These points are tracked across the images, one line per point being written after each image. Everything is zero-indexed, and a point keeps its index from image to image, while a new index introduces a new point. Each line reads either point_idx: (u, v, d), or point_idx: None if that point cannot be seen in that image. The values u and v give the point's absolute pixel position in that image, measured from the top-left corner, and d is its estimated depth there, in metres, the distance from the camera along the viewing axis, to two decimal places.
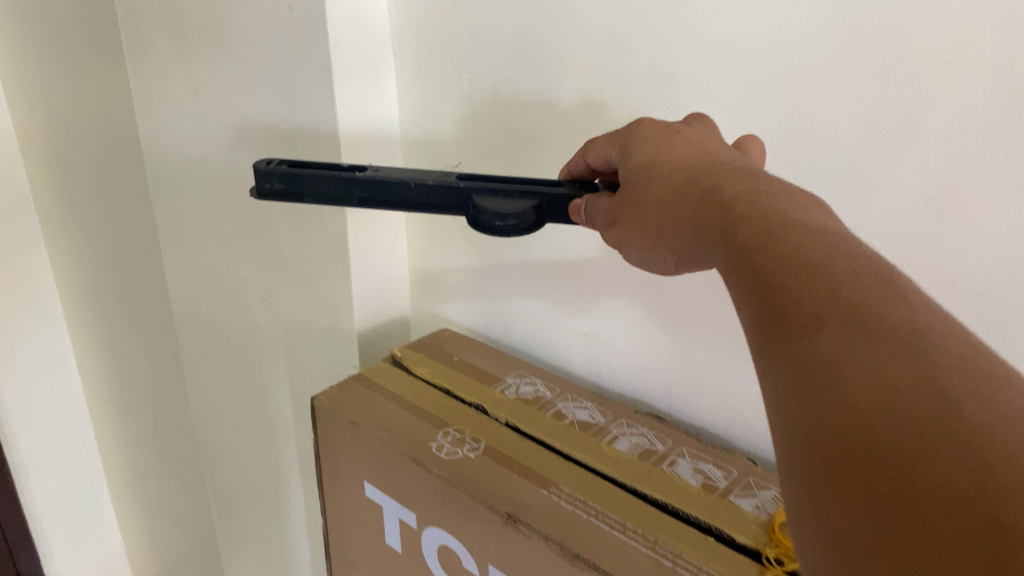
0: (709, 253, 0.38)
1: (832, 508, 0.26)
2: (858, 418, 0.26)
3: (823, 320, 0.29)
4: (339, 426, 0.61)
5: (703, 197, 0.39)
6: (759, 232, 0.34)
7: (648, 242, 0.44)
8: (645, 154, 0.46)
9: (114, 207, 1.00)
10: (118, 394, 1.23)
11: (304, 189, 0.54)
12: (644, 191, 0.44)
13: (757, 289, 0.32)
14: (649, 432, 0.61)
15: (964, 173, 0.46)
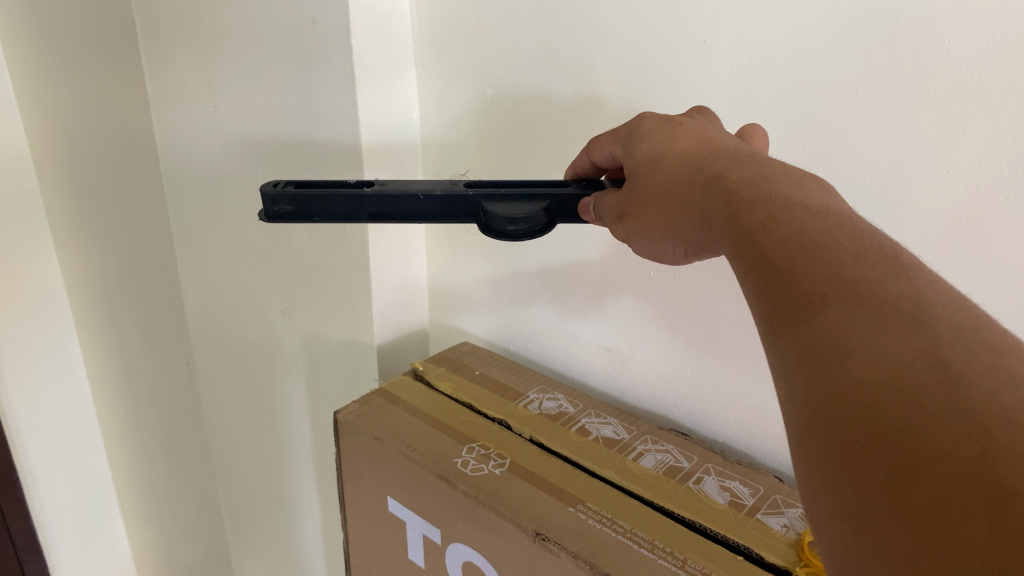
0: (716, 239, 0.38)
1: (842, 482, 0.26)
2: (863, 391, 0.27)
3: (828, 299, 0.29)
4: (363, 441, 0.61)
5: (707, 186, 0.39)
6: (763, 215, 0.34)
7: (658, 233, 0.43)
8: (651, 146, 0.46)
9: (132, 217, 1.00)
10: (135, 404, 1.24)
11: (315, 210, 0.52)
12: (651, 185, 0.43)
13: (765, 274, 0.32)
14: (674, 449, 0.60)
15: (997, 194, 0.46)
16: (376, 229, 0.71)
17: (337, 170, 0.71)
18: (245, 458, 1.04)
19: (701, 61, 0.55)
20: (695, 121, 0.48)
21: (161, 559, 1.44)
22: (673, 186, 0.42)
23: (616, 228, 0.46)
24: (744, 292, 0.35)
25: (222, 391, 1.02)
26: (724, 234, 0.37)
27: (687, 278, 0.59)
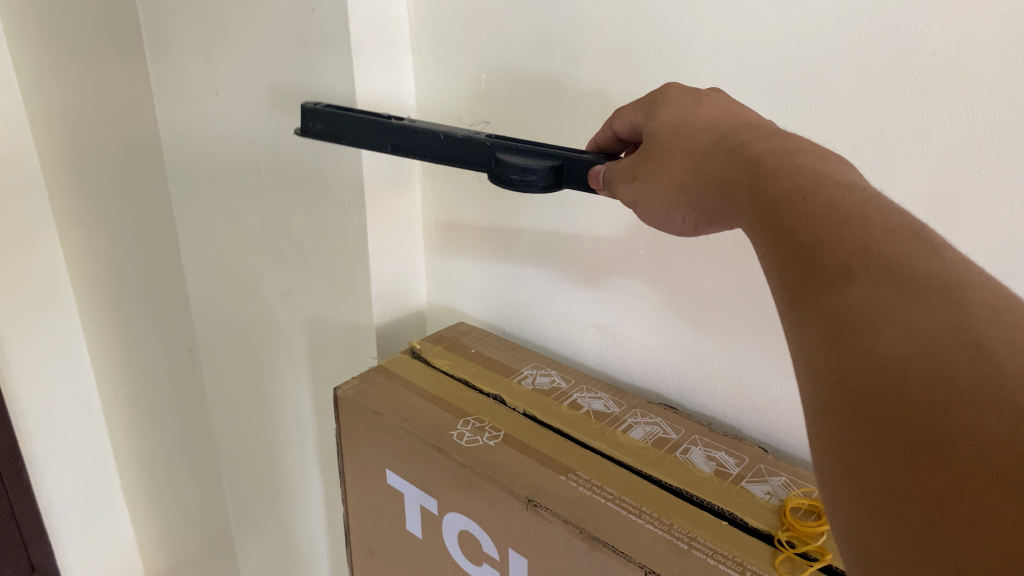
0: (737, 211, 0.39)
1: (860, 457, 0.27)
2: (890, 365, 0.27)
3: (854, 272, 0.30)
4: (361, 416, 0.63)
5: (732, 153, 0.41)
6: (790, 187, 0.35)
7: (669, 197, 0.45)
8: (672, 114, 0.47)
9: (138, 205, 1.02)
10: (140, 390, 1.27)
11: (342, 132, 0.61)
12: (670, 146, 0.45)
13: (786, 244, 0.34)
14: (663, 422, 0.62)
15: (968, 170, 0.48)
16: (374, 212, 0.73)
17: (335, 154, 0.73)
18: (249, 443, 1.06)
19: (688, 45, 0.56)
20: (719, 96, 0.49)
21: (166, 544, 1.46)
22: (697, 152, 0.43)
23: (625, 186, 0.48)
24: (761, 268, 0.36)
25: (225, 377, 1.04)
26: (748, 212, 0.38)
27: (675, 256, 0.61)
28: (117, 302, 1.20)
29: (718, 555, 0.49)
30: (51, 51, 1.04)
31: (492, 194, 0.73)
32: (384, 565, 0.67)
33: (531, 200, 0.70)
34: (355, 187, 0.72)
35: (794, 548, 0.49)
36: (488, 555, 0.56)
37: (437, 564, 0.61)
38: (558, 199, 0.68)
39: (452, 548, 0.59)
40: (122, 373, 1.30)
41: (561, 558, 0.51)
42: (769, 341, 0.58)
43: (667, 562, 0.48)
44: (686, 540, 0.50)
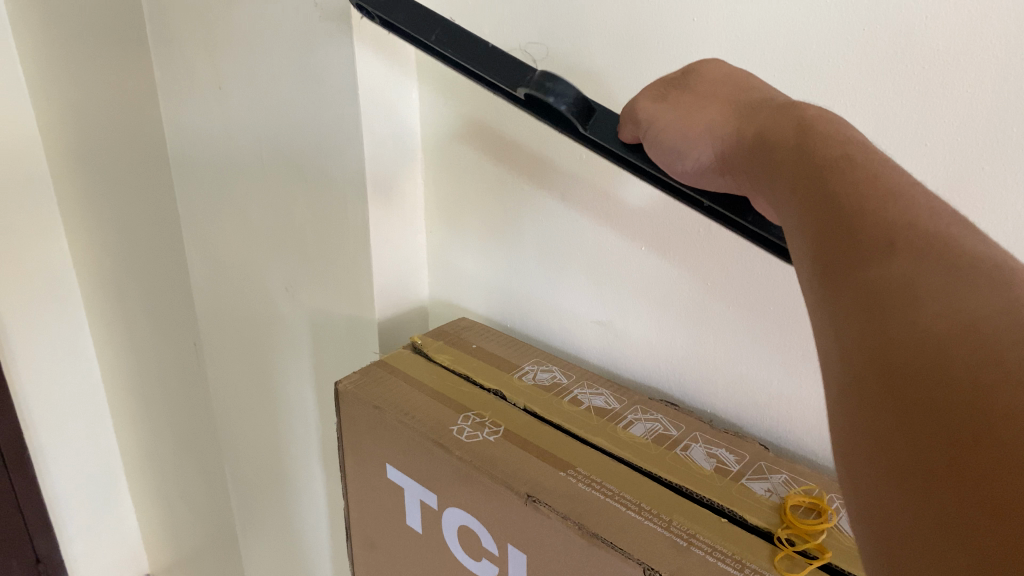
0: (772, 176, 0.40)
1: (894, 435, 0.26)
2: (931, 340, 0.27)
3: (896, 248, 0.31)
4: (361, 411, 0.63)
5: (778, 110, 0.43)
6: (839, 154, 0.36)
7: (691, 130, 0.46)
8: (722, 68, 0.49)
9: (143, 200, 1.03)
10: (145, 384, 1.27)
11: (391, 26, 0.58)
12: (714, 90, 0.48)
13: (824, 214, 0.34)
14: (663, 418, 0.62)
15: (973, 167, 0.47)
16: (377, 206, 0.73)
17: (337, 149, 0.73)
18: (253, 436, 1.06)
19: (693, 40, 0.56)
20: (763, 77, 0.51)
21: (170, 537, 1.47)
22: (737, 103, 0.46)
23: (649, 103, 0.49)
24: (793, 243, 0.36)
25: (228, 371, 1.04)
26: (788, 181, 0.38)
27: (677, 252, 0.61)
28: (123, 295, 1.20)
29: (717, 552, 0.49)
30: (58, 45, 1.04)
31: (495, 189, 0.73)
32: (384, 559, 0.67)
33: (534, 196, 0.70)
34: (358, 180, 0.72)
35: (793, 545, 0.49)
36: (488, 550, 0.56)
37: (437, 558, 0.61)
38: (561, 194, 0.68)
39: (451, 543, 0.59)
40: (127, 366, 1.30)
41: (559, 554, 0.51)
42: (771, 338, 0.58)
43: (667, 559, 0.47)
44: (685, 536, 0.50)
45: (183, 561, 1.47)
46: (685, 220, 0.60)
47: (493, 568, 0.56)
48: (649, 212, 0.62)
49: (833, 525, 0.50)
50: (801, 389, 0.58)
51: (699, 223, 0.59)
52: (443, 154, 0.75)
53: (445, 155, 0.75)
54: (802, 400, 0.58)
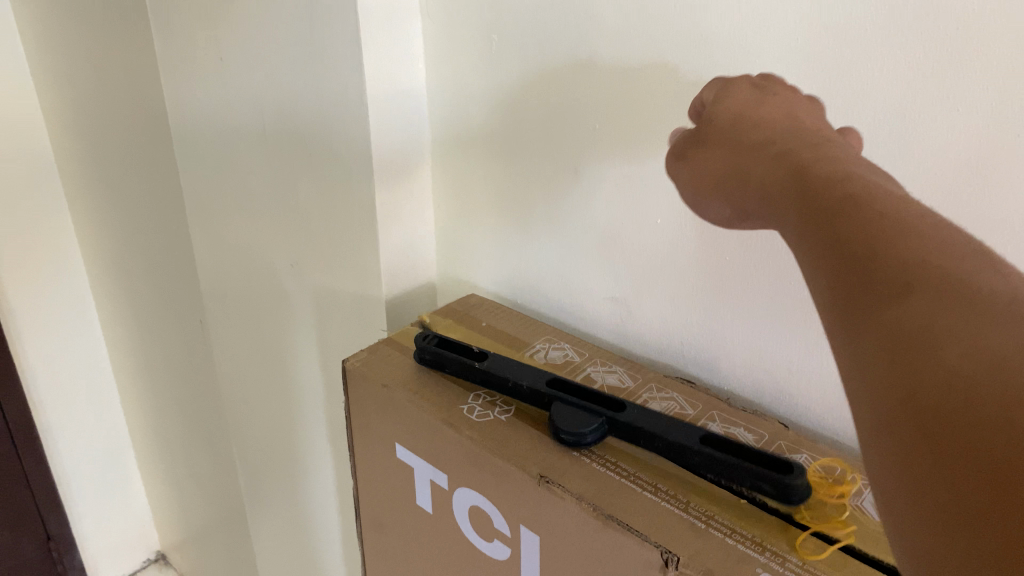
0: (784, 216, 0.39)
1: (929, 473, 0.27)
2: (955, 380, 0.27)
3: (913, 289, 0.30)
4: (369, 389, 0.62)
5: (777, 160, 0.41)
6: (842, 196, 0.35)
7: (710, 194, 0.45)
8: (734, 105, 0.46)
9: (149, 180, 1.01)
10: (152, 362, 1.27)
11: None
12: (721, 138, 0.45)
13: (838, 261, 0.34)
14: (679, 396, 0.61)
15: (1010, 133, 0.44)
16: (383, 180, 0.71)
17: (341, 123, 0.71)
18: (260, 415, 1.05)
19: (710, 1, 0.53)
20: (786, 91, 0.46)
21: (180, 516, 1.47)
22: (744, 154, 0.43)
23: (672, 164, 0.48)
24: (811, 287, 0.36)
25: (235, 351, 1.03)
26: (798, 230, 0.38)
27: (694, 226, 0.59)
28: (129, 273, 1.19)
29: (737, 534, 0.47)
30: (57, 21, 1.02)
31: (504, 163, 0.70)
32: (394, 540, 0.66)
33: (545, 170, 0.68)
34: (364, 155, 0.70)
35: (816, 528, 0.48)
36: (500, 531, 0.55)
37: (447, 539, 0.60)
38: (573, 166, 0.65)
39: (462, 523, 0.58)
40: (134, 345, 1.30)
41: (573, 535, 0.50)
42: (790, 315, 0.57)
43: (685, 541, 0.46)
44: (703, 518, 0.48)
45: (194, 538, 1.47)
46: None
47: (505, 549, 0.55)
48: (664, 185, 0.60)
49: (853, 506, 0.50)
50: (821, 368, 0.56)
51: None
52: (450, 127, 0.73)
53: (453, 127, 0.73)
54: (822, 378, 0.57)
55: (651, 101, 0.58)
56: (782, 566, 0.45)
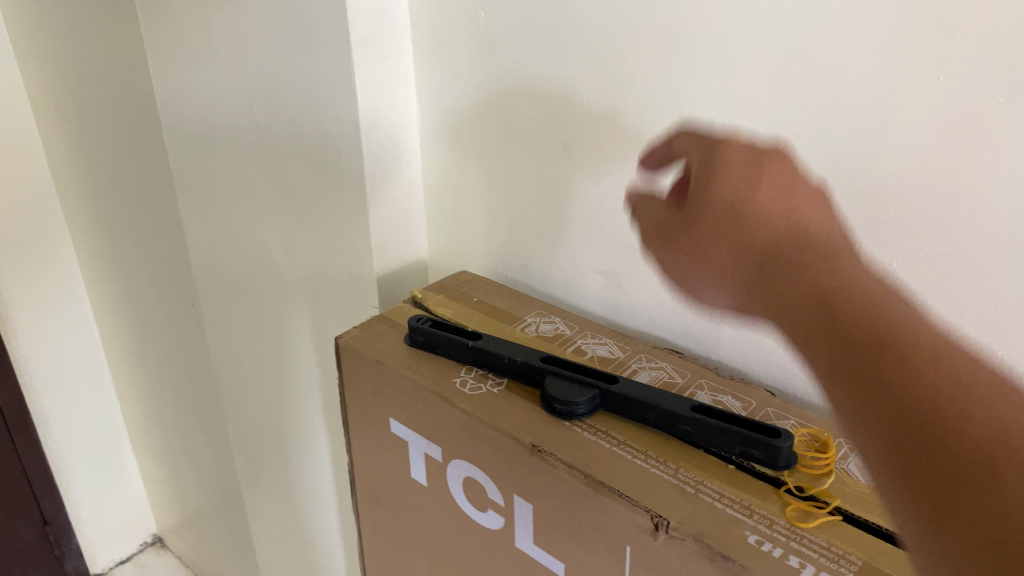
0: (767, 299, 0.44)
1: (960, 546, 0.34)
2: (959, 462, 0.34)
3: (926, 369, 0.36)
4: (362, 365, 0.62)
5: (765, 254, 0.44)
6: (825, 288, 0.41)
7: (692, 275, 0.48)
8: (726, 188, 0.47)
9: (140, 162, 1.02)
10: (146, 345, 1.27)
11: (438, 341, 0.61)
12: (711, 223, 0.46)
13: (833, 350, 0.40)
14: (668, 366, 0.62)
15: (988, 100, 0.44)
16: (372, 157, 0.72)
17: (330, 101, 0.71)
18: (254, 396, 1.06)
19: None
20: (779, 163, 0.46)
21: (176, 497, 1.48)
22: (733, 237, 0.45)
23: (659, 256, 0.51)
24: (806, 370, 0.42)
25: (228, 332, 1.03)
26: (792, 329, 0.43)
27: None
28: (120, 256, 1.19)
29: (725, 498, 0.48)
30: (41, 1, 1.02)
31: (493, 139, 0.71)
32: (389, 513, 0.67)
33: (534, 145, 0.68)
34: (352, 132, 0.70)
35: (804, 492, 0.49)
36: (494, 501, 0.56)
37: (442, 510, 0.61)
38: (562, 141, 0.66)
39: (457, 494, 0.59)
40: (127, 328, 1.30)
41: (565, 502, 0.51)
42: None
43: (675, 506, 0.47)
44: (692, 484, 0.49)
45: (190, 519, 1.48)
46: None
47: (499, 519, 0.56)
48: None
49: (839, 469, 0.51)
50: None
51: None
52: (438, 104, 0.73)
53: (441, 104, 0.73)
54: None
55: (638, 73, 0.58)
56: (770, 527, 0.46)
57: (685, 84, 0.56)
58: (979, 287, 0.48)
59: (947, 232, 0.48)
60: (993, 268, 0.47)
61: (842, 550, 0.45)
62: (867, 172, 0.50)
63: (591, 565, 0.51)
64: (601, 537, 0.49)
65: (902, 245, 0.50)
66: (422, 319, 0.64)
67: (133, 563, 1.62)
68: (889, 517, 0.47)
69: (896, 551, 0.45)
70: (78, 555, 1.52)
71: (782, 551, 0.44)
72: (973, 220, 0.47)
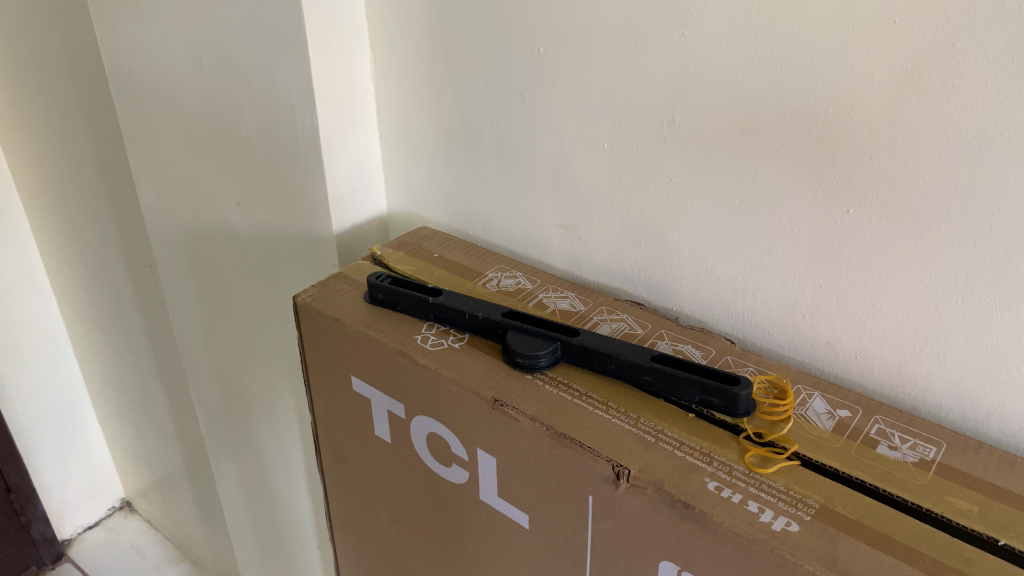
0: (584, 517, 0.49)
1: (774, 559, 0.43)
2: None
3: (718, 546, 0.43)
4: (322, 323, 0.61)
5: (578, 490, 0.49)
6: (613, 495, 0.47)
7: (537, 513, 0.53)
8: (537, 458, 0.51)
9: (93, 120, 0.99)
10: (106, 308, 1.25)
11: (399, 300, 0.61)
12: (547, 491, 0.51)
13: (655, 538, 0.46)
14: (629, 318, 0.62)
15: (943, 44, 0.44)
16: (327, 110, 0.70)
17: (280, 53, 0.69)
18: (215, 358, 1.04)
19: None
20: (511, 421, 0.51)
21: (143, 461, 1.47)
22: (567, 496, 0.50)
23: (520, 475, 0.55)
24: (629, 540, 0.47)
25: (186, 294, 1.01)
26: (611, 538, 0.48)
27: (640, 148, 0.59)
28: (74, 218, 1.16)
29: (685, 446, 0.49)
30: None
31: (449, 91, 0.69)
32: (354, 470, 0.67)
33: (490, 97, 0.67)
34: (304, 85, 0.68)
35: (762, 438, 0.50)
36: (458, 456, 0.56)
37: (407, 465, 0.61)
38: (519, 93, 0.65)
39: (420, 450, 0.59)
40: (85, 292, 1.27)
41: (527, 454, 0.51)
42: (735, 233, 0.57)
43: (636, 456, 0.48)
44: (653, 433, 0.50)
45: (158, 482, 1.47)
46: (648, 112, 0.58)
47: (464, 473, 0.57)
48: (612, 109, 0.60)
49: (797, 415, 0.52)
50: (765, 283, 0.58)
51: (662, 115, 0.57)
52: (392, 55, 0.72)
53: (396, 57, 0.71)
54: (766, 293, 0.58)
55: (594, 22, 0.57)
56: (729, 473, 0.47)
57: (642, 30, 0.55)
58: (933, 229, 0.48)
59: (906, 174, 0.48)
60: (947, 211, 0.47)
61: (798, 495, 0.45)
62: (824, 117, 0.50)
63: (553, 516, 0.51)
64: (563, 488, 0.50)
65: (857, 190, 0.50)
66: (382, 275, 0.63)
67: (101, 527, 1.61)
68: (845, 461, 0.48)
69: (849, 492, 0.46)
70: (43, 521, 1.49)
71: (740, 497, 0.45)
72: (927, 163, 0.47)
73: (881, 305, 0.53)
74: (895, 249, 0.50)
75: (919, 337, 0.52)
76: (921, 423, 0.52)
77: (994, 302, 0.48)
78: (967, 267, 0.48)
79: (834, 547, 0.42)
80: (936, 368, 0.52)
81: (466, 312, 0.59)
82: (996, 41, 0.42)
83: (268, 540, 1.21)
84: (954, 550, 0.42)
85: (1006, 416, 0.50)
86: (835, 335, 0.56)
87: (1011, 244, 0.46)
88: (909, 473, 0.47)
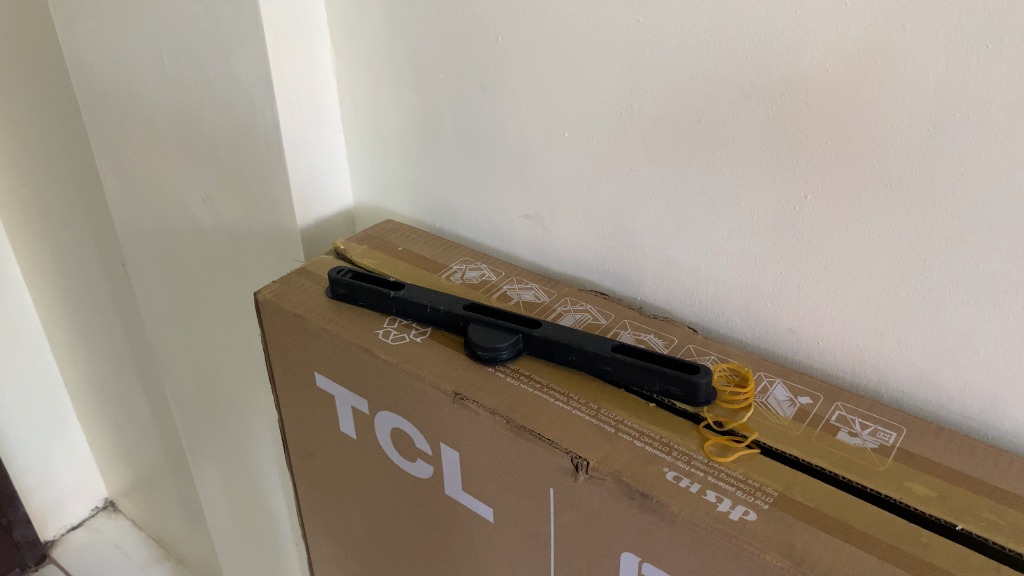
0: (547, 511, 0.49)
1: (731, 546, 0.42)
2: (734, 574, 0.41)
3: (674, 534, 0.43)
4: (283, 319, 0.61)
5: (540, 484, 0.49)
6: (572, 486, 0.46)
7: (501, 509, 0.52)
8: (498, 452, 0.50)
9: (59, 117, 0.97)
10: (81, 306, 1.23)
11: (360, 295, 0.60)
12: (509, 485, 0.51)
13: (615, 529, 0.46)
14: (592, 308, 0.61)
15: (895, 27, 0.43)
16: (288, 102, 0.69)
17: (238, 45, 0.68)
18: (187, 354, 1.03)
19: None
20: (471, 413, 0.50)
21: (124, 459, 1.46)
22: (529, 489, 0.49)
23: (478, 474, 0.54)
24: (592, 532, 0.47)
25: (156, 291, 1.00)
26: (574, 532, 0.48)
27: (600, 138, 0.59)
28: (44, 215, 1.15)
29: (645, 437, 0.49)
30: None
31: (411, 84, 0.69)
32: (322, 467, 0.66)
33: (451, 87, 0.66)
34: (264, 78, 0.68)
35: (723, 427, 0.50)
36: (422, 451, 0.56)
37: (373, 462, 0.61)
38: (479, 82, 0.64)
39: (385, 445, 0.59)
40: (60, 290, 1.26)
41: (487, 447, 0.51)
42: (695, 221, 0.57)
43: (596, 447, 0.47)
44: (613, 423, 0.50)
45: (139, 480, 1.47)
46: (607, 100, 0.57)
47: (428, 468, 0.56)
48: (570, 98, 0.59)
49: (759, 404, 0.52)
50: (727, 270, 0.57)
51: (621, 103, 0.57)
52: (352, 46, 0.71)
53: (357, 48, 0.71)
54: (728, 280, 0.58)
55: (550, 8, 0.57)
56: (689, 463, 0.46)
57: (597, 16, 0.55)
58: (890, 212, 0.48)
59: (860, 159, 0.48)
60: (903, 194, 0.47)
61: (757, 483, 0.45)
62: (781, 102, 0.49)
63: (518, 509, 0.51)
64: (525, 481, 0.49)
65: (814, 175, 0.50)
66: (343, 270, 0.63)
67: (85, 527, 1.61)
68: (805, 449, 0.48)
69: (810, 480, 0.46)
70: (25, 523, 1.47)
71: (699, 486, 0.44)
72: (881, 145, 0.47)
73: (841, 291, 0.52)
74: (853, 233, 0.50)
75: (879, 322, 0.52)
76: (882, 409, 0.51)
77: (952, 286, 0.48)
78: (923, 251, 0.48)
79: (792, 536, 0.41)
80: (898, 353, 0.52)
81: (427, 306, 0.58)
82: (944, 22, 0.42)
83: (249, 538, 1.20)
84: (911, 535, 0.42)
85: (966, 399, 0.50)
86: (797, 321, 0.56)
87: (968, 226, 0.45)
88: (868, 460, 0.47)
